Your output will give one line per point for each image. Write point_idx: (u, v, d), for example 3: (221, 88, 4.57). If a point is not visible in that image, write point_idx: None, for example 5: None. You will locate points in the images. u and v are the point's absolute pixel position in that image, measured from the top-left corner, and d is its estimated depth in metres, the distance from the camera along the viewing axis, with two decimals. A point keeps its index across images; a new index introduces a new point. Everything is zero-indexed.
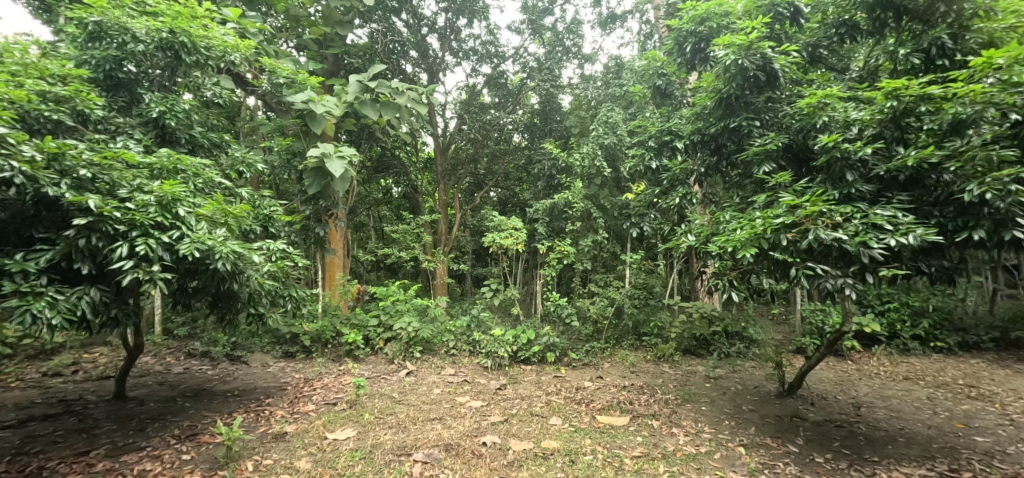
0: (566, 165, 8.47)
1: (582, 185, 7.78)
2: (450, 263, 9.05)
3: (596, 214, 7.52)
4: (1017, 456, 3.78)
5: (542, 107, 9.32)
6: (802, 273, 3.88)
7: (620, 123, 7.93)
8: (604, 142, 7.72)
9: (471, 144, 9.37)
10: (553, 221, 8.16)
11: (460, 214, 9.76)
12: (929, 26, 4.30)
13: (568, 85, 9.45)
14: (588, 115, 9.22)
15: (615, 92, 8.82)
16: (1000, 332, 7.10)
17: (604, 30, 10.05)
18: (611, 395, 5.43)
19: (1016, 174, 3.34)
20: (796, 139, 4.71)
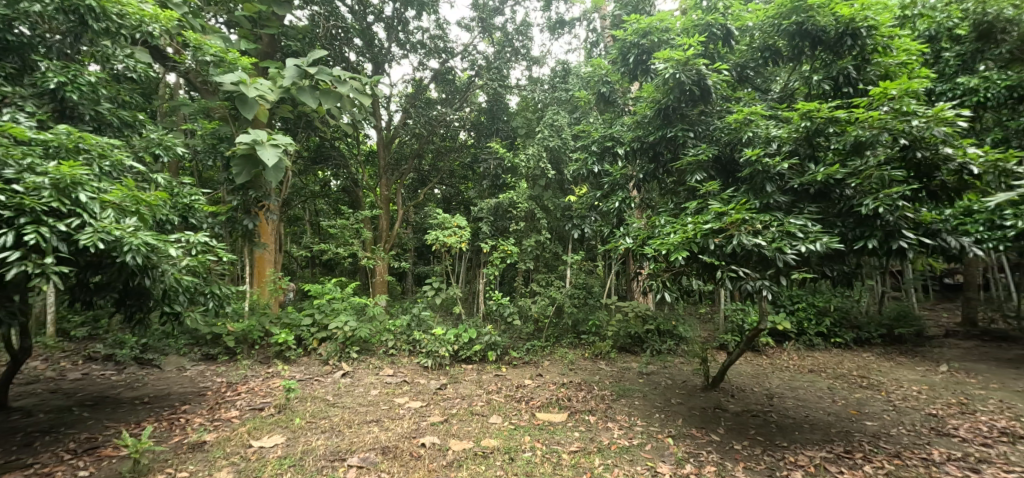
0: (511, 165, 8.55)
1: (527, 185, 7.88)
2: (390, 261, 8.78)
3: (539, 215, 7.64)
4: (898, 436, 4.34)
5: (489, 106, 9.34)
6: (727, 276, 4.21)
7: (564, 126, 8.12)
8: (549, 145, 7.86)
9: (416, 139, 9.21)
10: (497, 221, 8.11)
11: (402, 211, 9.56)
12: (838, 57, 4.81)
13: (515, 86, 9.49)
14: (533, 117, 9.28)
15: (560, 96, 8.94)
16: (887, 329, 8.07)
17: (553, 35, 10.23)
18: (550, 392, 5.56)
19: (902, 192, 3.85)
20: (724, 152, 5.09)
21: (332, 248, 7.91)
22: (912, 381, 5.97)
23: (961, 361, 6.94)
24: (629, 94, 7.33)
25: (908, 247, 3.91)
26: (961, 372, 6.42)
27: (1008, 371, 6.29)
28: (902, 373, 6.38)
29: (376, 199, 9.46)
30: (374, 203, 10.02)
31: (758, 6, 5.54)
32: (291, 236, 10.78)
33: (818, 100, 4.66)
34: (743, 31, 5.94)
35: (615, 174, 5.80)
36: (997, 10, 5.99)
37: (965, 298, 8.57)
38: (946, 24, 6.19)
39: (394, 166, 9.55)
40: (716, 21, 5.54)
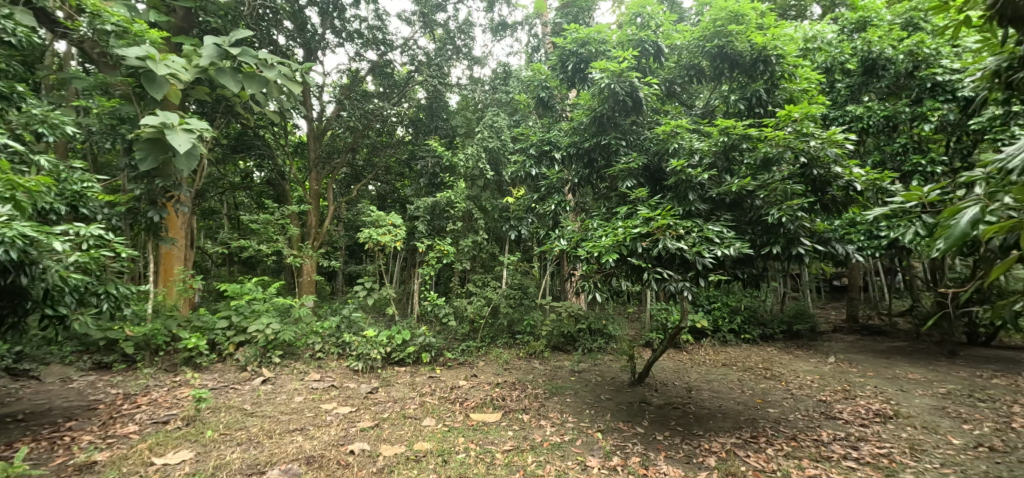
0: (450, 164, 8.50)
1: (465, 185, 7.83)
2: (319, 259, 8.31)
3: (476, 215, 7.64)
4: (794, 421, 4.89)
5: (428, 103, 9.18)
6: (653, 277, 4.50)
7: (503, 128, 8.17)
8: (488, 145, 7.87)
9: (350, 132, 8.71)
10: (434, 220, 8.00)
11: (332, 207, 9.08)
12: (751, 80, 5.34)
13: (455, 85, 9.45)
14: (473, 117, 9.39)
15: (501, 98, 9.06)
16: (787, 326, 9.07)
17: (495, 37, 10.24)
18: (485, 392, 5.58)
19: (800, 204, 4.33)
20: (653, 161, 5.37)
21: (252, 245, 7.30)
22: (806, 372, 6.74)
23: (844, 353, 7.94)
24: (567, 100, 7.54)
25: (804, 252, 4.43)
26: (845, 362, 7.35)
27: (878, 361, 7.31)
28: (797, 365, 7.17)
29: (304, 194, 8.93)
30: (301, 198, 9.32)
31: (685, 27, 6.00)
32: (205, 231, 9.88)
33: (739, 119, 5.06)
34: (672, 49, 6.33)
35: (552, 177, 6.03)
36: (880, 49, 7.05)
37: (849, 297, 9.80)
38: (839, 58, 7.36)
39: (325, 160, 9.05)
40: (649, 39, 5.87)
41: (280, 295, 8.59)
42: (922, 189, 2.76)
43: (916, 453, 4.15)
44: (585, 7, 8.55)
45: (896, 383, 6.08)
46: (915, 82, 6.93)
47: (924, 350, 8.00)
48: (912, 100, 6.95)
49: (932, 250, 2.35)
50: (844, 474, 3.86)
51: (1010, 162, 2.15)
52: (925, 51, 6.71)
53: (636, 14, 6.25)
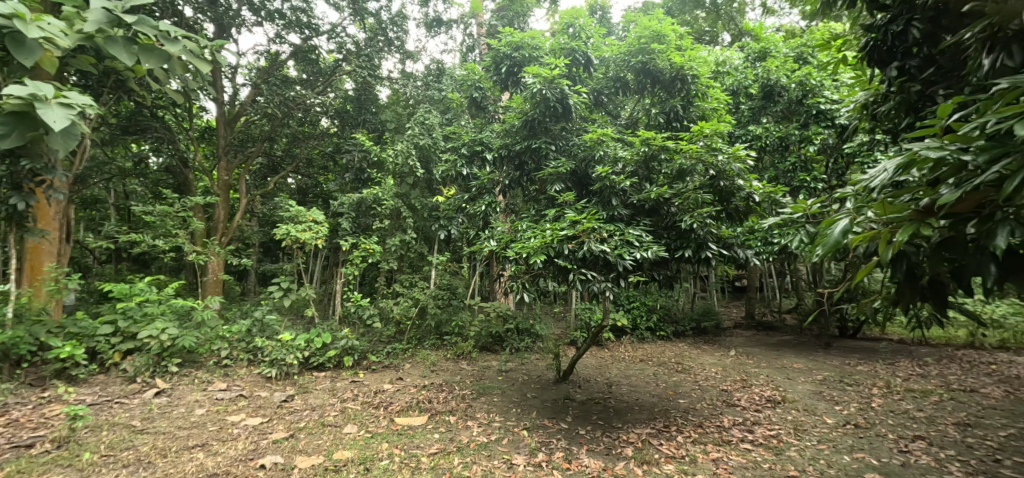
0: (378, 160, 8.37)
1: (393, 182, 7.71)
2: (227, 257, 7.62)
3: (405, 213, 7.53)
4: (699, 409, 5.37)
5: (357, 95, 8.92)
6: (578, 278, 4.69)
7: (436, 126, 8.01)
8: (419, 143, 7.70)
9: (267, 119, 8.23)
10: (360, 217, 7.88)
11: (244, 199, 8.66)
12: (670, 96, 5.85)
13: (386, 78, 9.19)
14: (404, 112, 9.03)
15: (433, 95, 9.05)
16: (696, 323, 9.90)
17: (429, 32, 10.00)
18: (410, 396, 5.48)
19: (709, 212, 4.75)
20: (580, 167, 5.57)
21: (147, 239, 6.39)
22: (712, 365, 7.41)
23: (744, 347, 8.84)
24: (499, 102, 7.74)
25: (711, 256, 4.86)
26: (744, 355, 8.20)
27: (769, 354, 8.23)
28: (703, 358, 7.87)
29: (213, 184, 8.44)
30: (209, 188, 9.07)
31: (614, 42, 6.48)
32: (85, 221, 8.69)
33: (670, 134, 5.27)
34: (602, 60, 6.61)
35: (483, 179, 6.00)
36: (776, 78, 8.13)
37: (748, 297, 10.94)
38: (743, 83, 8.52)
39: (239, 148, 8.53)
40: (580, 48, 6.20)
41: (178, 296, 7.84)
42: (808, 202, 3.38)
43: (799, 433, 4.75)
44: (521, 12, 9.14)
45: (782, 372, 6.90)
46: (805, 108, 7.94)
47: (805, 343, 9.15)
48: (800, 124, 8.01)
49: (815, 256, 2.81)
50: (741, 455, 4.30)
51: (872, 182, 2.63)
52: (812, 82, 7.77)
53: (568, 25, 6.53)
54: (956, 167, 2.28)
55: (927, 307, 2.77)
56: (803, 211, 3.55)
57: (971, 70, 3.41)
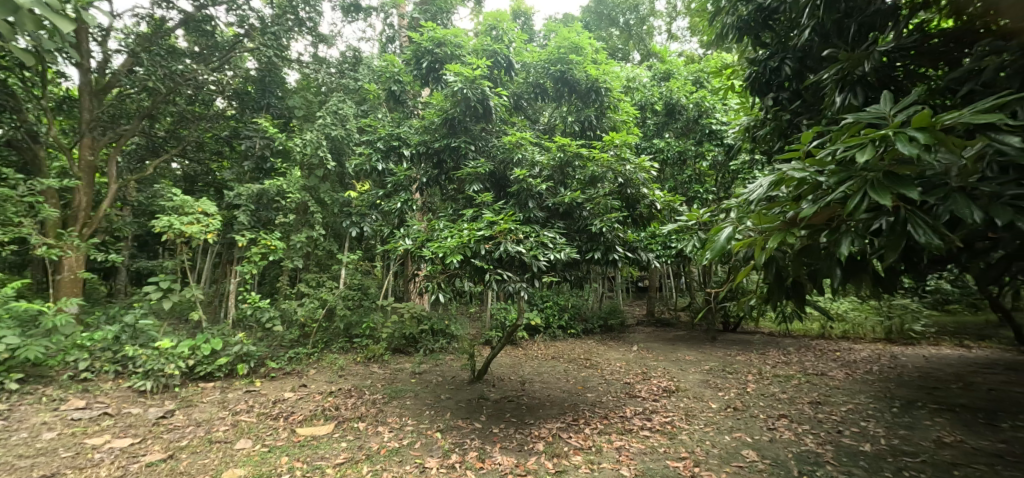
0: (284, 148, 7.88)
1: (300, 174, 7.44)
2: (89, 252, 6.61)
3: (312, 208, 7.34)
4: (604, 401, 5.71)
5: (260, 75, 8.26)
6: (493, 279, 4.72)
7: (350, 117, 7.93)
8: (330, 133, 7.55)
9: (148, 94, 7.16)
10: (260, 210, 7.38)
11: (115, 185, 7.36)
12: (586, 105, 6.43)
13: (295, 61, 8.56)
14: (315, 100, 8.75)
15: (348, 85, 8.71)
16: (604, 321, 10.49)
17: (345, 17, 9.47)
18: (314, 405, 5.17)
19: (616, 217, 5.04)
20: (498, 169, 5.62)
21: None
22: (616, 359, 7.89)
23: (645, 342, 9.56)
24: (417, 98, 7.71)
25: (618, 259, 5.15)
26: (645, 349, 8.83)
27: (664, 348, 8.96)
28: (609, 354, 8.36)
29: (72, 165, 7.02)
30: (66, 169, 7.45)
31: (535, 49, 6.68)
32: None
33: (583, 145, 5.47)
34: (524, 65, 6.79)
35: (400, 174, 5.71)
36: (677, 97, 8.97)
37: (649, 296, 11.86)
38: (650, 99, 9.22)
39: (109, 125, 7.30)
40: (502, 52, 6.19)
41: (24, 297, 6.67)
42: (700, 212, 3.82)
43: (689, 418, 5.23)
44: (445, 9, 9.04)
45: (677, 364, 7.55)
46: (700, 127, 8.85)
47: (694, 337, 10.12)
48: (697, 140, 8.89)
49: (705, 259, 3.15)
50: (641, 442, 4.63)
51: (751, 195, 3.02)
52: (707, 105, 8.70)
53: (492, 27, 6.55)
54: (814, 186, 2.70)
55: (790, 304, 3.22)
56: (696, 218, 4.04)
57: (826, 107, 3.99)
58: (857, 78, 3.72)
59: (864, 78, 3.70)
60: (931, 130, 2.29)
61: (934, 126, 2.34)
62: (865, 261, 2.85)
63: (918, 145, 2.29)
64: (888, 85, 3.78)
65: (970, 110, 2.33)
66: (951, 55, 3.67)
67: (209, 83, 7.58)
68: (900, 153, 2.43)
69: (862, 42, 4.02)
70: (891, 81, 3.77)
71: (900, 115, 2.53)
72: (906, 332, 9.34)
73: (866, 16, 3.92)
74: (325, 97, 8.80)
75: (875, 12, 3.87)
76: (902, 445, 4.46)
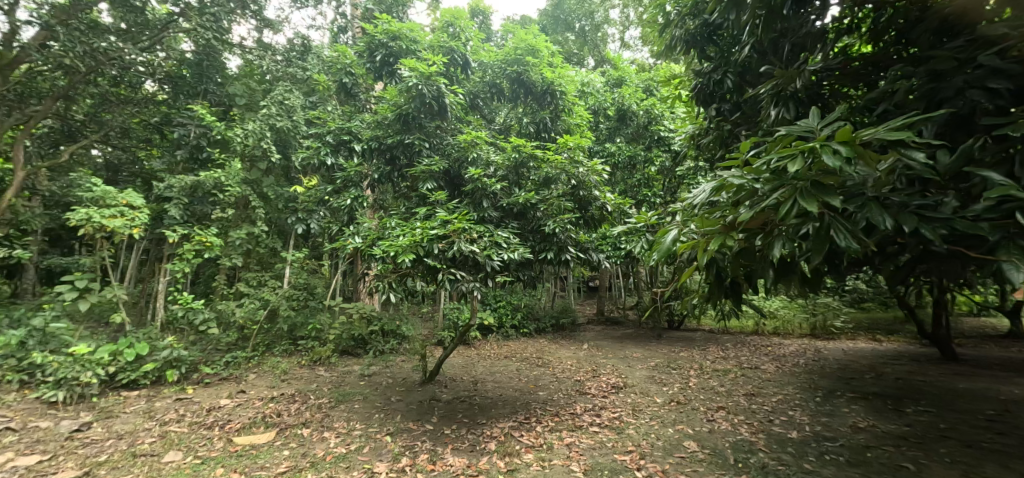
0: (223, 139, 7.46)
1: (241, 166, 7.08)
2: None
3: (254, 202, 7.02)
4: (554, 399, 5.78)
5: (197, 59, 7.73)
6: (447, 278, 4.65)
7: (298, 108, 7.59)
8: (275, 124, 7.21)
9: (65, 73, 6.57)
10: (194, 204, 6.89)
11: (25, 174, 6.63)
12: (541, 107, 6.56)
13: (236, 45, 8.10)
14: (258, 88, 8.29)
15: (296, 74, 8.37)
16: (556, 320, 10.62)
17: (294, 4, 9.09)
18: (253, 412, 4.91)
19: (569, 218, 5.12)
20: (453, 167, 5.56)
21: None
22: (568, 357, 8.02)
23: (595, 340, 9.77)
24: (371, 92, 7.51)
25: (571, 259, 5.23)
26: (595, 347, 9.02)
27: (614, 345, 9.19)
28: (561, 352, 8.48)
29: None
30: None
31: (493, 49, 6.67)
32: None
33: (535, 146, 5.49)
34: (480, 64, 6.79)
35: (351, 169, 5.56)
36: (629, 104, 9.25)
37: (601, 295, 12.14)
38: (603, 104, 9.46)
39: (16, 104, 6.64)
40: (459, 49, 6.15)
41: None
42: (647, 214, 3.93)
43: (636, 413, 5.38)
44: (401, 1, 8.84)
45: (625, 361, 7.76)
46: (650, 133, 9.23)
47: (642, 334, 10.45)
48: (648, 145, 9.20)
49: (652, 260, 3.24)
50: (590, 438, 4.72)
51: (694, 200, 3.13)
52: (656, 112, 9.03)
53: (449, 23, 6.35)
54: (751, 192, 2.83)
55: (728, 302, 3.37)
56: (644, 220, 4.15)
57: (763, 119, 4.24)
58: (790, 94, 3.97)
59: (796, 94, 3.95)
60: (852, 144, 2.47)
61: (854, 141, 2.52)
62: (794, 262, 3.01)
63: (841, 157, 2.47)
64: (816, 102, 4.08)
65: (884, 126, 2.53)
66: (869, 77, 3.98)
67: (138, 64, 6.97)
68: (825, 165, 2.62)
69: (795, 61, 4.31)
70: (819, 98, 4.06)
71: (825, 130, 2.70)
72: (828, 327, 10.07)
73: (798, 37, 4.22)
74: (270, 85, 8.37)
75: (806, 34, 4.18)
76: (823, 431, 4.78)
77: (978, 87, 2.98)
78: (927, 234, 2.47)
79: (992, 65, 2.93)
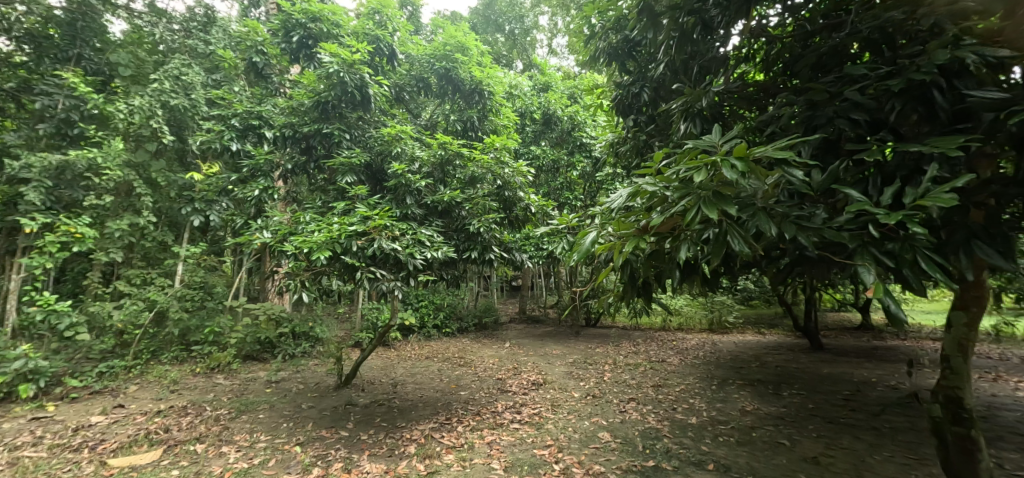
0: (102, 114, 6.54)
1: (123, 147, 6.25)
2: None
3: (139, 188, 6.23)
4: (476, 398, 5.76)
5: (68, 18, 6.62)
6: (365, 276, 4.43)
7: (197, 86, 6.80)
8: (168, 101, 6.44)
9: None
10: (60, 189, 5.88)
11: None
12: (469, 106, 6.68)
13: (121, 7, 7.12)
14: (149, 58, 7.22)
15: (196, 47, 7.48)
16: (480, 320, 10.60)
17: None
18: (133, 429, 4.34)
19: (494, 218, 5.15)
20: (375, 160, 5.31)
21: None
22: (490, 356, 8.07)
23: (517, 338, 9.94)
24: (285, 75, 7.12)
25: (494, 258, 5.19)
26: (517, 345, 9.17)
27: (535, 343, 9.42)
28: (483, 351, 8.49)
29: None
30: None
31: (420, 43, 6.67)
32: None
33: (458, 144, 5.43)
34: (408, 57, 6.70)
35: (259, 158, 5.01)
36: (555, 109, 9.59)
37: (522, 295, 12.30)
38: (529, 108, 9.67)
39: None
40: (384, 39, 5.90)
41: None
42: (568, 216, 4.04)
43: (555, 408, 5.55)
44: None
45: (544, 358, 7.97)
46: (572, 139, 9.60)
47: (561, 332, 10.84)
48: (571, 150, 9.57)
49: (572, 261, 3.34)
50: (511, 435, 4.78)
51: (612, 204, 3.28)
52: (579, 119, 9.43)
53: (375, 10, 6.12)
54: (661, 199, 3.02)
55: (640, 301, 3.57)
56: (566, 222, 4.27)
57: (674, 132, 4.59)
58: (697, 111, 4.30)
59: (702, 111, 4.31)
60: (746, 160, 2.75)
61: (748, 157, 2.80)
62: (697, 264, 3.27)
63: (738, 172, 2.73)
64: (718, 120, 4.48)
65: (772, 145, 2.84)
66: (761, 102, 4.47)
67: None
68: (724, 177, 2.87)
69: (702, 82, 4.67)
70: (721, 117, 4.42)
71: (725, 146, 2.97)
72: (724, 323, 11.17)
73: (705, 60, 4.57)
74: (162, 57, 7.34)
75: (711, 58, 4.53)
76: (717, 416, 5.28)
77: (844, 118, 3.39)
78: (804, 241, 2.81)
79: (854, 99, 3.35)
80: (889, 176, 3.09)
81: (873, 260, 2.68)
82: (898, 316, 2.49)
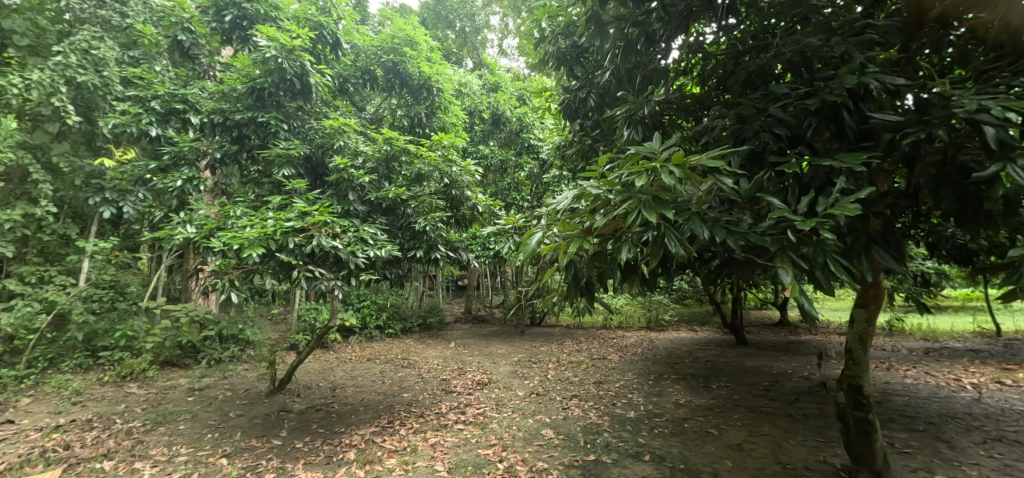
0: None
1: (16, 125, 5.58)
2: None
3: (37, 174, 5.56)
4: (420, 400, 5.64)
5: None
6: (303, 276, 4.16)
7: (111, 62, 6.11)
8: (72, 77, 5.77)
9: None
10: None
11: None
12: (416, 101, 6.62)
13: None
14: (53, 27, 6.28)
15: (107, 18, 6.55)
16: (424, 320, 10.41)
17: None
18: (25, 447, 3.85)
19: (440, 217, 5.06)
20: (315, 153, 5.09)
21: None
22: (435, 356, 7.95)
23: (461, 338, 9.85)
24: (216, 57, 6.67)
25: (440, 258, 5.12)
26: (462, 345, 9.10)
27: (480, 342, 9.40)
28: (427, 352, 8.34)
29: None
30: None
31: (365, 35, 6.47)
32: None
33: (403, 141, 5.30)
34: (353, 47, 6.48)
35: (183, 145, 4.73)
36: (503, 109, 9.66)
37: (467, 294, 12.23)
38: (479, 107, 9.66)
39: None
40: (328, 26, 5.57)
41: None
42: (515, 215, 4.06)
43: (499, 407, 5.56)
44: None
45: (489, 358, 7.98)
46: (520, 140, 9.70)
47: (506, 331, 10.91)
48: (518, 151, 9.67)
49: (518, 260, 3.37)
50: (455, 436, 4.73)
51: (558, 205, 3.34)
52: (527, 121, 9.55)
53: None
54: (605, 202, 3.11)
55: (583, 300, 3.65)
56: (513, 223, 4.28)
57: (617, 138, 4.76)
58: (639, 118, 4.49)
59: (644, 119, 4.51)
60: (683, 167, 2.90)
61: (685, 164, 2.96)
62: (636, 265, 3.40)
63: (675, 178, 2.88)
64: (658, 129, 4.70)
65: (706, 154, 3.01)
66: (696, 113, 4.74)
67: None
68: (663, 182, 3.02)
69: (644, 91, 4.89)
70: (660, 126, 4.65)
71: (664, 152, 3.11)
72: (658, 321, 11.78)
73: (648, 71, 4.78)
74: (69, 27, 6.39)
75: (654, 69, 4.75)
76: (653, 409, 5.55)
77: (768, 132, 3.68)
78: (732, 244, 3.01)
79: (777, 115, 3.64)
80: (805, 186, 3.39)
81: (791, 263, 2.93)
82: (810, 313, 2.75)
